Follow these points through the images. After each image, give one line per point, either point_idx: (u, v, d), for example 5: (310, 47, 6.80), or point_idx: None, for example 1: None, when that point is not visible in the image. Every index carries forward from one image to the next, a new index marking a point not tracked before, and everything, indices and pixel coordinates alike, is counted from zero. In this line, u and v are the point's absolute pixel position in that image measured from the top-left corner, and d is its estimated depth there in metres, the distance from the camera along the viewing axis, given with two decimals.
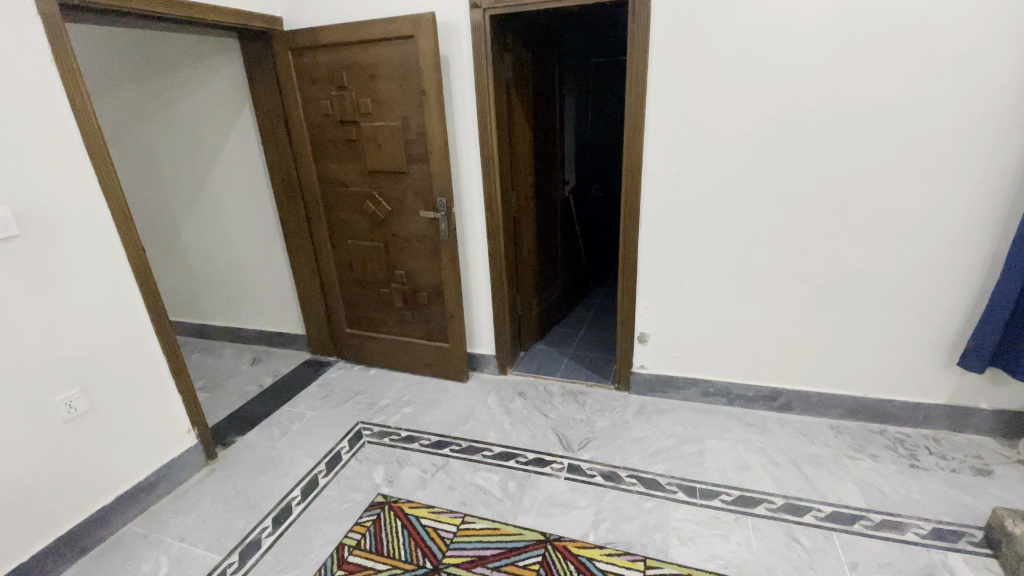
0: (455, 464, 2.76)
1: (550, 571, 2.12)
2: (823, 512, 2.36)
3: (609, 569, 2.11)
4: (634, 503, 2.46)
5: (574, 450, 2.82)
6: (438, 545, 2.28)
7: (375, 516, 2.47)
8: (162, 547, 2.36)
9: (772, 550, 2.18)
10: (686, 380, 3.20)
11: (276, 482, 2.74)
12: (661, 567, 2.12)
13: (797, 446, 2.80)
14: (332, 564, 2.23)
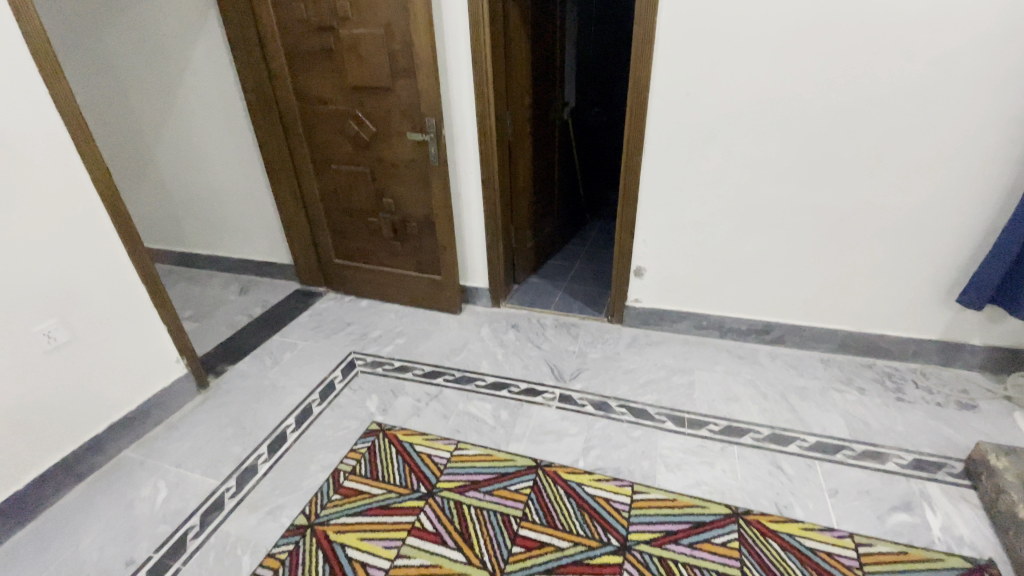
0: (448, 394, 2.78)
1: (541, 495, 2.18)
2: (808, 442, 2.40)
3: (598, 494, 2.17)
4: (623, 432, 2.49)
5: (565, 380, 2.83)
6: (432, 470, 2.33)
7: (370, 443, 2.49)
8: (160, 473, 2.41)
9: (756, 476, 2.23)
10: (680, 314, 3.17)
11: (270, 410, 2.76)
12: (648, 492, 2.18)
13: (787, 378, 2.82)
14: (329, 488, 2.28)
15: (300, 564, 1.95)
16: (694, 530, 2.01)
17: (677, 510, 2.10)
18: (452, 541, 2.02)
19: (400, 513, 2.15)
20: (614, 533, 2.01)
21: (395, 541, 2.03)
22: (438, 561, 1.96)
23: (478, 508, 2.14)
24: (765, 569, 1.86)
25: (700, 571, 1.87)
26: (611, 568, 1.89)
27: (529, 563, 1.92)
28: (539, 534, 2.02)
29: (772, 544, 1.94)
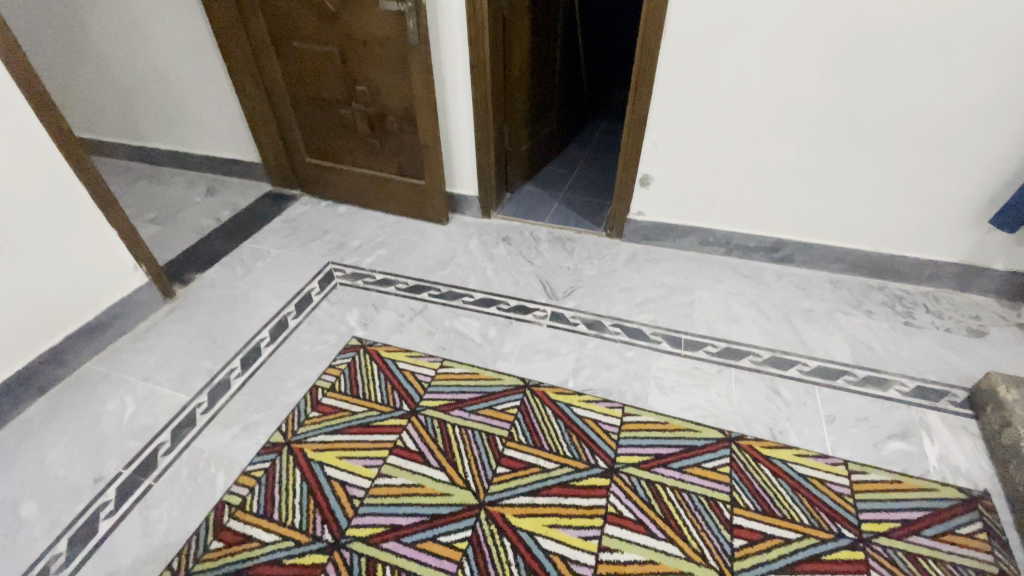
0: (434, 310, 2.58)
1: (528, 416, 2.06)
2: (809, 366, 2.29)
3: (587, 416, 2.06)
4: (615, 352, 2.32)
5: (558, 297, 2.63)
6: (416, 388, 2.19)
7: (350, 359, 2.32)
8: (127, 386, 2.29)
9: (753, 401, 2.12)
10: (686, 228, 2.91)
11: (242, 322, 2.58)
12: (639, 414, 2.06)
13: (793, 300, 2.65)
14: (305, 404, 2.14)
15: (276, 482, 1.87)
16: (687, 454, 1.91)
17: (669, 434, 1.98)
18: (435, 462, 1.92)
19: (381, 431, 2.02)
20: (602, 456, 1.92)
21: (376, 460, 1.93)
22: (420, 480, 1.86)
23: (463, 428, 2.03)
24: (756, 495, 1.79)
25: (688, 495, 1.79)
26: (597, 491, 1.82)
27: (513, 485, 1.84)
28: (524, 455, 1.93)
29: (765, 470, 1.86)
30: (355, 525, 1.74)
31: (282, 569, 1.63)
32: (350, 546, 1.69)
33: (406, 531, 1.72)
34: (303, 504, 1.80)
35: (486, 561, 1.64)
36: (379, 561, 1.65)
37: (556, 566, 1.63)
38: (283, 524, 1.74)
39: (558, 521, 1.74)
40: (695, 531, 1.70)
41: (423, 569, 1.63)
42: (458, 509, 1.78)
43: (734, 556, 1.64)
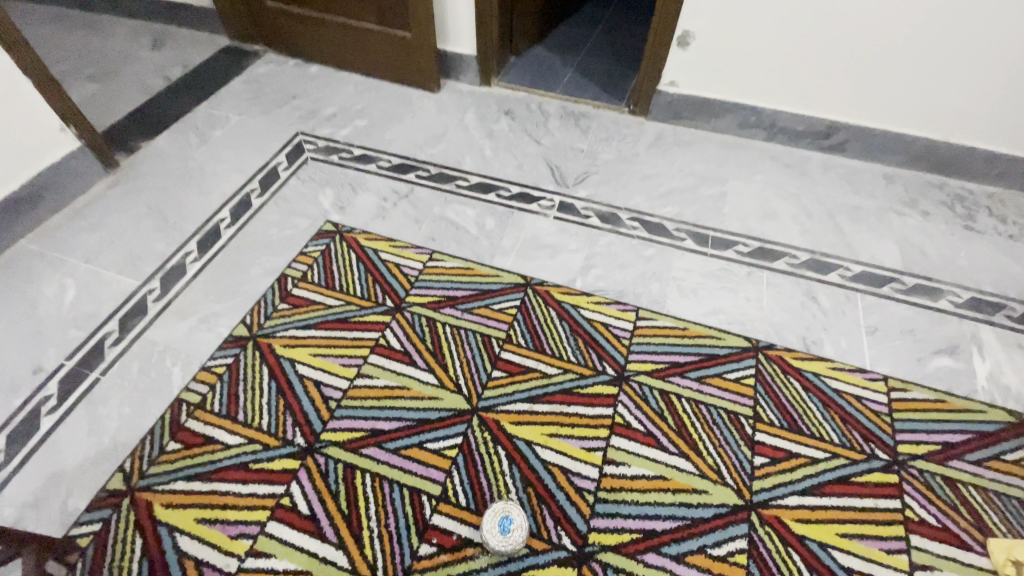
0: (422, 194, 2.18)
1: (528, 317, 1.78)
2: (851, 272, 2.00)
3: (596, 319, 1.77)
4: (632, 249, 1.99)
5: (568, 186, 2.21)
6: (401, 284, 1.87)
7: (324, 247, 1.99)
8: (66, 269, 1.98)
9: (786, 309, 1.84)
10: (724, 106, 2.45)
11: (198, 200, 2.21)
12: (655, 319, 1.78)
13: (839, 196, 2.29)
14: (272, 296, 1.85)
15: (241, 380, 1.64)
16: (709, 363, 1.67)
17: (689, 342, 1.72)
18: (423, 363, 1.68)
19: (360, 328, 1.75)
20: (611, 363, 1.67)
21: (356, 360, 1.67)
22: (405, 383, 1.63)
23: (454, 327, 1.76)
24: (783, 410, 1.58)
25: (707, 408, 1.57)
26: (604, 400, 1.59)
27: (509, 391, 1.62)
28: (523, 359, 1.68)
29: (794, 383, 1.64)
30: (330, 429, 1.53)
31: (248, 474, 1.45)
32: (324, 451, 1.48)
33: (388, 437, 1.52)
34: (272, 405, 1.58)
35: (477, 471, 1.46)
36: (358, 468, 1.46)
37: (555, 479, 1.45)
38: (250, 427, 1.54)
39: (559, 431, 1.54)
40: (712, 446, 1.50)
41: (407, 478, 1.44)
42: (447, 416, 1.57)
43: (754, 475, 1.46)
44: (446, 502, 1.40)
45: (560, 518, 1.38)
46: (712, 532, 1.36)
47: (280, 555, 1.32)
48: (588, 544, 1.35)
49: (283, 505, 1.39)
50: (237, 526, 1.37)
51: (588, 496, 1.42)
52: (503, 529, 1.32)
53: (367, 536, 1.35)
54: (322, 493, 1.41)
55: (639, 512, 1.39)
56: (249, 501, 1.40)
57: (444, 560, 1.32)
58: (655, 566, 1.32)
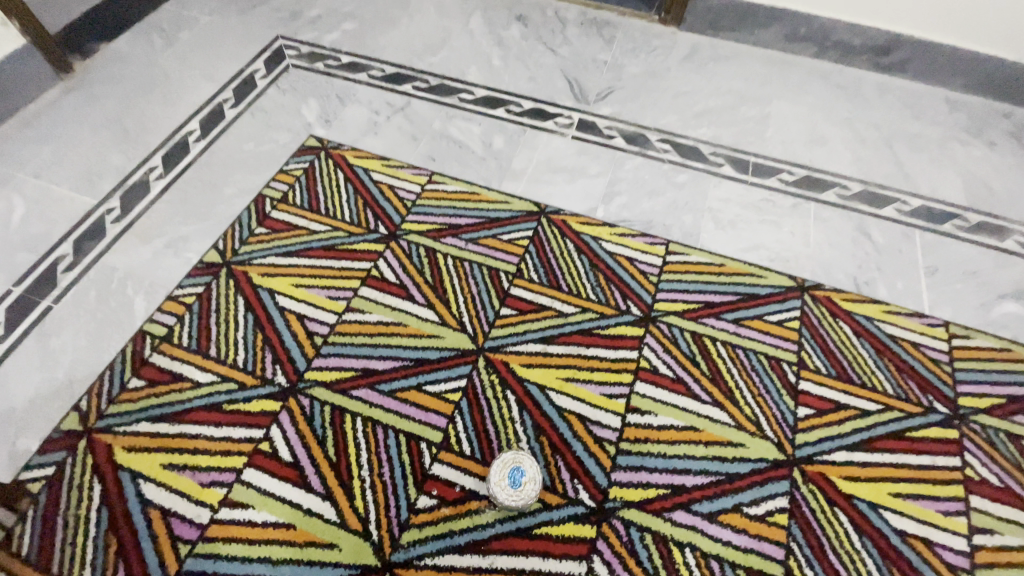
0: (420, 108, 1.89)
1: (542, 248, 1.54)
2: (908, 206, 1.76)
3: (619, 252, 1.54)
4: (662, 174, 1.73)
5: (589, 102, 1.92)
6: (396, 208, 1.62)
7: (308, 165, 1.73)
8: (13, 184, 1.72)
9: (835, 245, 1.62)
10: (771, 14, 2.11)
11: (163, 111, 1.92)
12: (687, 254, 1.55)
13: (895, 121, 2.01)
14: (248, 218, 1.61)
15: (212, 312, 1.42)
16: (748, 304, 1.46)
17: (725, 280, 1.51)
18: (421, 298, 1.45)
19: (348, 258, 1.51)
20: (637, 302, 1.46)
21: (345, 292, 1.45)
22: (400, 319, 1.41)
23: (457, 259, 1.51)
24: (831, 357, 1.39)
25: (745, 353, 1.38)
26: (628, 342, 1.39)
27: (520, 331, 1.41)
28: (535, 296, 1.46)
29: (843, 328, 1.44)
30: (316, 368, 1.33)
31: (222, 416, 1.27)
32: (308, 391, 1.29)
33: (381, 378, 1.32)
34: (249, 340, 1.37)
35: (483, 417, 1.28)
36: (348, 411, 1.27)
37: (571, 428, 1.27)
38: (223, 363, 1.34)
39: (576, 375, 1.34)
40: (750, 395, 1.32)
41: (403, 424, 1.26)
42: (450, 355, 1.37)
43: (796, 428, 1.28)
44: (448, 450, 1.23)
45: (577, 470, 1.21)
46: (749, 488, 1.20)
47: (258, 506, 1.16)
48: (608, 500, 1.18)
49: (262, 451, 1.22)
50: (209, 474, 1.20)
51: (609, 447, 1.24)
52: (513, 482, 1.15)
53: (357, 487, 1.18)
54: (306, 437, 1.23)
55: (667, 466, 1.22)
56: (223, 446, 1.23)
57: (445, 514, 1.16)
58: (684, 525, 1.16)
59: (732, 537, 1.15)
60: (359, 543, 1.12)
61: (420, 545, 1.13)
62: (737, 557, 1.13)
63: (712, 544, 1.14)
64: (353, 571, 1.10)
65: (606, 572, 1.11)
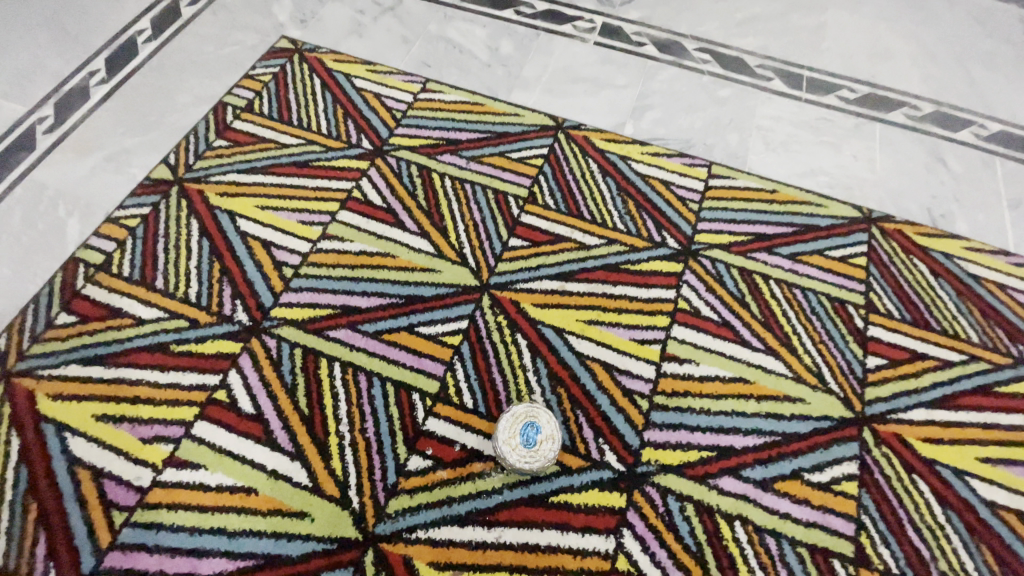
0: (413, 8, 1.59)
1: (559, 169, 1.27)
2: (988, 130, 1.49)
3: (652, 175, 1.28)
4: (701, 88, 1.46)
5: (614, 5, 1.63)
6: (383, 119, 1.34)
7: (278, 69, 1.44)
8: None
9: (905, 172, 1.37)
10: None
11: (106, 7, 1.61)
12: (732, 178, 1.30)
13: (967, 36, 1.73)
14: (205, 128, 1.34)
15: (160, 237, 1.17)
16: (805, 238, 1.22)
17: (778, 210, 1.26)
18: (413, 225, 1.19)
19: (325, 177, 1.25)
20: (674, 233, 1.21)
21: (320, 217, 1.19)
22: (387, 249, 1.16)
23: (457, 180, 1.25)
24: (905, 301, 1.16)
25: (804, 294, 1.15)
26: (662, 279, 1.15)
27: (533, 264, 1.16)
28: (552, 225, 1.20)
29: (919, 268, 1.21)
30: (284, 304, 1.09)
31: (169, 359, 1.04)
32: (275, 331, 1.06)
33: (364, 317, 1.08)
34: (203, 270, 1.13)
35: (488, 365, 1.05)
36: (323, 355, 1.04)
37: (596, 379, 1.04)
38: (172, 297, 1.10)
39: (601, 317, 1.11)
40: (810, 343, 1.09)
41: (391, 371, 1.03)
42: (447, 293, 1.12)
43: (866, 381, 1.06)
44: (445, 403, 1.01)
45: (603, 428, 1.00)
46: (811, 452, 0.99)
47: (211, 466, 0.94)
48: (640, 464, 0.97)
49: (217, 401, 0.99)
50: (153, 427, 0.98)
51: (641, 401, 1.02)
52: (527, 441, 0.92)
53: (333, 445, 0.96)
54: (272, 385, 1.01)
55: (712, 425, 1.01)
56: (170, 394, 1.00)
57: (441, 478, 0.95)
58: (733, 494, 0.95)
59: (791, 509, 0.94)
60: (336, 512, 0.91)
61: (412, 514, 0.92)
62: (798, 533, 0.93)
63: (767, 517, 0.93)
64: (327, 546, 0.89)
65: (638, 549, 0.91)
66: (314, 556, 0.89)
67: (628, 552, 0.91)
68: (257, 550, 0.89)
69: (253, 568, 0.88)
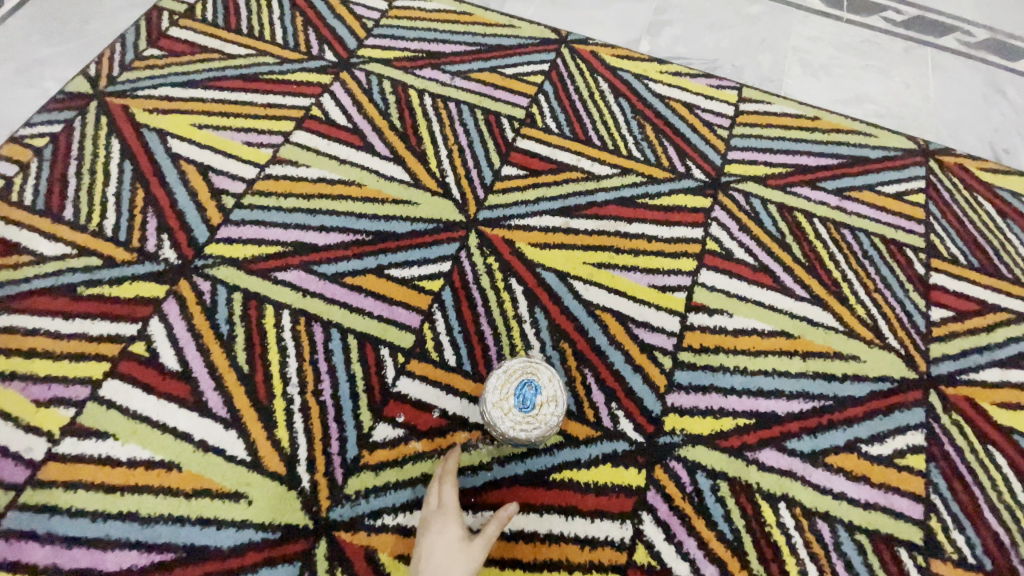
0: None
1: (562, 88, 1.07)
2: None
3: (673, 96, 1.08)
4: (727, 4, 1.25)
5: None
6: (352, 29, 1.12)
7: None
8: None
9: (961, 101, 1.15)
10: None
11: None
12: (767, 103, 1.10)
13: None
14: (136, 36, 1.10)
15: (72, 159, 0.95)
16: (853, 171, 1.03)
17: (820, 139, 1.06)
18: (385, 149, 0.98)
19: (278, 92, 1.03)
20: (700, 164, 1.02)
21: (271, 138, 0.98)
22: (353, 177, 0.95)
23: (439, 98, 1.04)
24: (969, 245, 0.97)
25: (854, 235, 0.96)
26: (687, 216, 0.96)
27: (529, 197, 0.95)
28: (554, 152, 1.00)
29: (984, 208, 1.01)
30: (223, 240, 0.88)
31: (74, 304, 0.82)
32: (210, 272, 0.85)
33: (322, 257, 0.87)
34: (124, 199, 0.91)
35: (475, 315, 0.85)
36: (269, 302, 0.83)
37: (607, 333, 0.85)
38: (84, 231, 0.88)
39: (613, 260, 0.91)
40: (863, 291, 0.91)
41: (354, 321, 0.83)
42: (426, 229, 0.91)
43: (930, 336, 0.88)
44: (421, 359, 0.81)
45: (616, 391, 0.81)
46: (868, 419, 0.81)
47: (122, 436, 0.74)
48: (662, 433, 0.79)
49: (134, 355, 0.79)
50: (50, 388, 0.77)
51: (662, 358, 0.84)
52: (524, 404, 0.69)
53: (280, 410, 0.77)
54: (204, 337, 0.81)
55: (748, 387, 0.82)
56: (73, 347, 0.79)
57: (415, 452, 0.76)
58: (776, 470, 0.77)
59: (847, 488, 0.77)
60: (281, 492, 0.73)
61: (377, 496, 0.73)
62: (855, 517, 0.75)
63: (817, 497, 0.76)
64: (269, 536, 0.71)
65: (661, 538, 0.73)
66: (252, 548, 0.70)
67: (647, 541, 0.73)
68: (179, 541, 0.70)
69: (174, 563, 0.69)
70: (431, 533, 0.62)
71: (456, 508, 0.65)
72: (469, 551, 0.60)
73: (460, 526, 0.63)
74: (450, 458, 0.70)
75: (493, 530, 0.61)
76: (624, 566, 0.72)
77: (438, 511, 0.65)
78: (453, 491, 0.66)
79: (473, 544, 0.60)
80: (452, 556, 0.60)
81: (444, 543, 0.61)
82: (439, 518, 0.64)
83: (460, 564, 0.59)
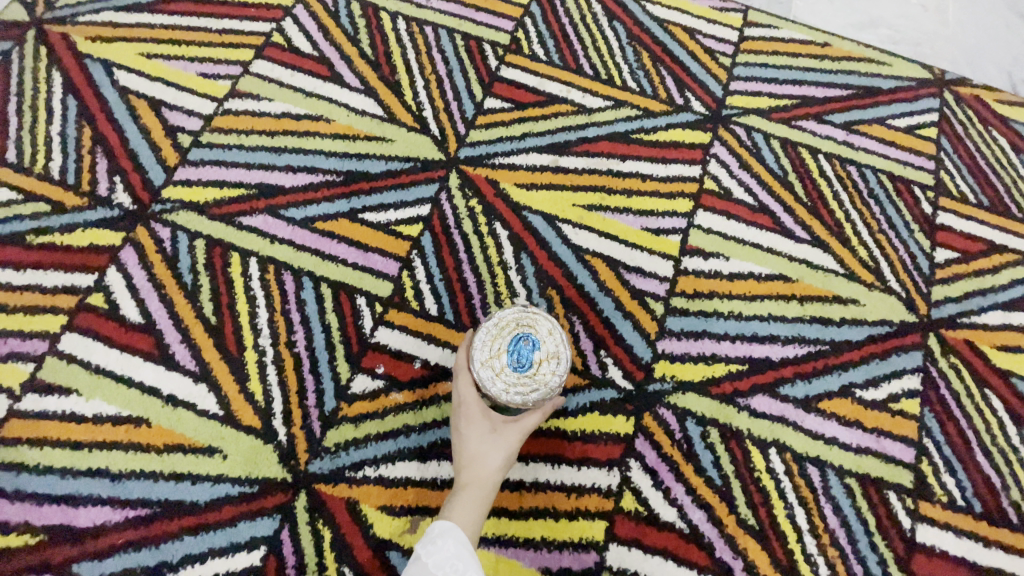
0: None
1: (551, 10, 0.98)
2: None
3: (672, 20, 0.99)
4: None
5: None
6: None
7: None
8: None
9: (982, 24, 1.05)
10: None
11: None
12: (774, 28, 1.01)
13: None
14: None
15: (11, 95, 0.85)
16: (863, 103, 0.96)
17: (829, 68, 0.98)
18: (355, 80, 0.90)
19: (235, 17, 0.93)
20: (700, 95, 0.94)
21: (228, 69, 0.89)
22: (320, 111, 0.87)
23: (414, 22, 0.95)
24: (980, 182, 0.92)
25: (860, 172, 0.90)
26: (684, 152, 0.89)
27: (516, 133, 0.88)
28: (542, 82, 0.92)
29: (999, 142, 0.94)
30: (183, 182, 0.81)
31: (24, 255, 0.76)
32: (170, 218, 0.79)
33: (290, 200, 0.81)
34: (70, 137, 0.82)
35: (457, 261, 0.80)
36: (234, 250, 0.78)
37: (597, 279, 0.81)
38: (27, 174, 0.80)
39: (604, 202, 0.85)
40: (866, 231, 0.87)
41: (327, 270, 0.78)
42: (403, 168, 0.84)
43: (932, 279, 0.84)
44: (401, 309, 0.77)
45: (604, 338, 0.78)
46: (864, 364, 0.79)
47: (87, 392, 0.71)
48: (652, 381, 0.76)
49: (93, 307, 0.74)
50: (4, 342, 0.72)
51: (654, 305, 0.80)
52: (519, 362, 0.63)
53: (252, 362, 0.73)
54: (165, 287, 0.75)
55: (742, 333, 0.79)
56: (26, 301, 0.74)
57: (396, 403, 0.73)
58: (768, 416, 0.75)
59: (839, 433, 0.75)
60: (256, 446, 0.70)
61: (357, 448, 0.71)
62: (846, 462, 0.74)
63: (808, 442, 0.74)
64: (246, 490, 0.69)
65: (648, 485, 0.72)
66: (229, 502, 0.68)
67: (635, 488, 0.72)
68: (152, 495, 0.68)
69: (149, 519, 0.67)
70: (463, 430, 0.66)
71: (480, 404, 0.66)
72: (503, 441, 0.65)
73: (489, 420, 0.66)
74: (461, 352, 0.68)
75: (528, 422, 0.66)
76: (610, 512, 0.71)
77: (463, 409, 0.67)
78: (473, 387, 0.66)
79: (506, 434, 0.65)
80: (490, 448, 0.65)
81: (477, 438, 0.65)
82: (465, 418, 0.66)
83: (498, 454, 0.64)
